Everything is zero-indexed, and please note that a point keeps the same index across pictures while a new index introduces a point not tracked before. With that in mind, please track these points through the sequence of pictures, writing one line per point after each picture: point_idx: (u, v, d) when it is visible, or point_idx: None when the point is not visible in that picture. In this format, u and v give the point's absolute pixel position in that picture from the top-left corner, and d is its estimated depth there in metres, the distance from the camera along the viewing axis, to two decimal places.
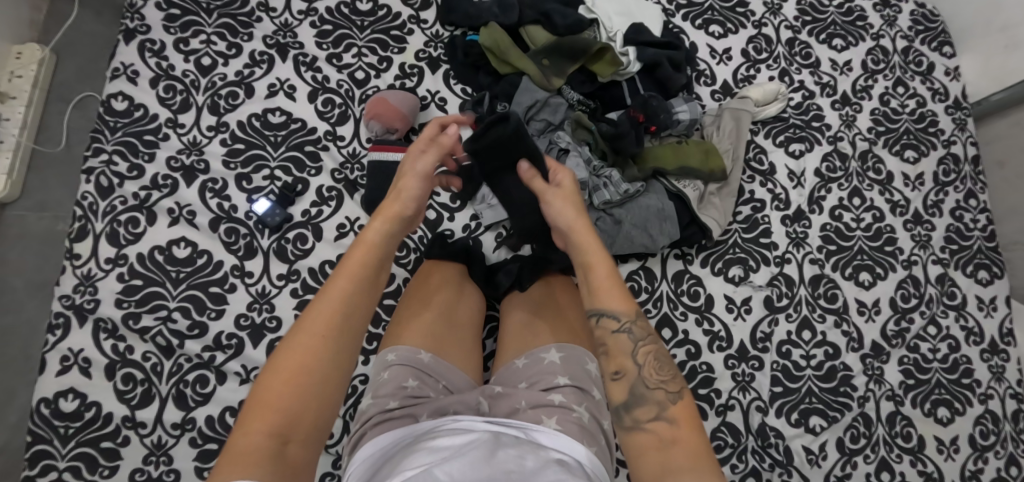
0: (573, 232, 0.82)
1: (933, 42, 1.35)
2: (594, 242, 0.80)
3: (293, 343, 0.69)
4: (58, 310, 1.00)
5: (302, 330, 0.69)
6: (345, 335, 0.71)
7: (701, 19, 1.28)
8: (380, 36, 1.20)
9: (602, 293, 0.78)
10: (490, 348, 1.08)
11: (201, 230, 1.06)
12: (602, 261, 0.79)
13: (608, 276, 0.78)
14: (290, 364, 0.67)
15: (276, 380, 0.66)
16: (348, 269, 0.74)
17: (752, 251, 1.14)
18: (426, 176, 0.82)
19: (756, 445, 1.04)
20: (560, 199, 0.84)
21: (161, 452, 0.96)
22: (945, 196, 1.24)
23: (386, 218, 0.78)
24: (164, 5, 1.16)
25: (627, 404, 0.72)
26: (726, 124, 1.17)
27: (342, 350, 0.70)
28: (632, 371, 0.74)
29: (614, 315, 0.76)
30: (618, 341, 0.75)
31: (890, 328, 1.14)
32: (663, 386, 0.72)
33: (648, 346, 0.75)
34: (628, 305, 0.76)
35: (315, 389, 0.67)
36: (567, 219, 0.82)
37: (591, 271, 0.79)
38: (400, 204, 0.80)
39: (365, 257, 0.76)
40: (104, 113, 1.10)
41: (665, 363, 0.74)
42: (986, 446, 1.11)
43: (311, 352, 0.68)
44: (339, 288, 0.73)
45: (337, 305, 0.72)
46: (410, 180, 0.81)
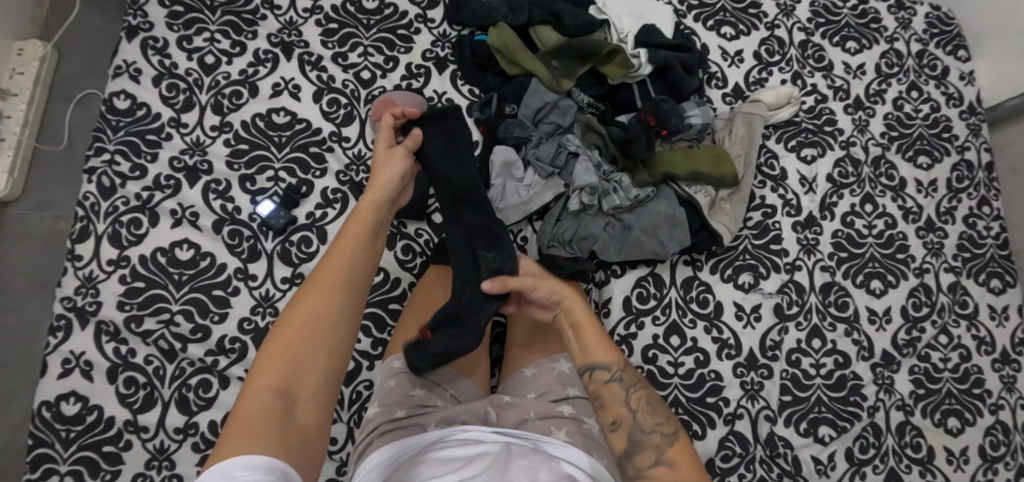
0: (563, 299, 0.82)
1: (948, 46, 1.33)
2: (584, 305, 0.82)
3: (299, 302, 0.71)
4: (59, 312, 0.99)
5: (308, 290, 0.72)
6: (348, 293, 0.73)
7: (712, 20, 1.26)
8: (387, 35, 1.18)
9: (589, 347, 0.79)
10: (495, 354, 1.05)
11: (204, 232, 1.05)
12: (589, 320, 0.81)
13: (596, 333, 0.80)
14: (294, 323, 0.68)
15: (279, 339, 0.67)
16: (349, 232, 0.78)
17: (763, 258, 1.12)
18: (406, 154, 0.86)
19: (764, 455, 1.03)
20: (543, 280, 0.82)
21: (164, 457, 0.95)
22: (958, 203, 1.22)
23: (376, 188, 0.82)
24: (167, 2, 1.14)
25: (628, 453, 0.71)
26: (737, 129, 1.15)
27: (346, 307, 0.72)
28: (627, 418, 0.74)
29: (604, 367, 0.77)
30: (611, 392, 0.76)
31: (901, 337, 1.13)
32: (659, 429, 0.73)
33: (638, 392, 0.77)
34: (615, 355, 0.79)
35: (319, 346, 0.68)
36: (553, 291, 0.82)
37: (580, 332, 0.81)
38: (387, 176, 0.83)
39: (363, 223, 0.80)
40: (106, 112, 1.08)
41: (657, 408, 0.76)
42: (996, 457, 1.09)
43: (315, 307, 0.70)
44: (343, 251, 0.76)
45: (342, 266, 0.75)
46: (394, 159, 0.85)
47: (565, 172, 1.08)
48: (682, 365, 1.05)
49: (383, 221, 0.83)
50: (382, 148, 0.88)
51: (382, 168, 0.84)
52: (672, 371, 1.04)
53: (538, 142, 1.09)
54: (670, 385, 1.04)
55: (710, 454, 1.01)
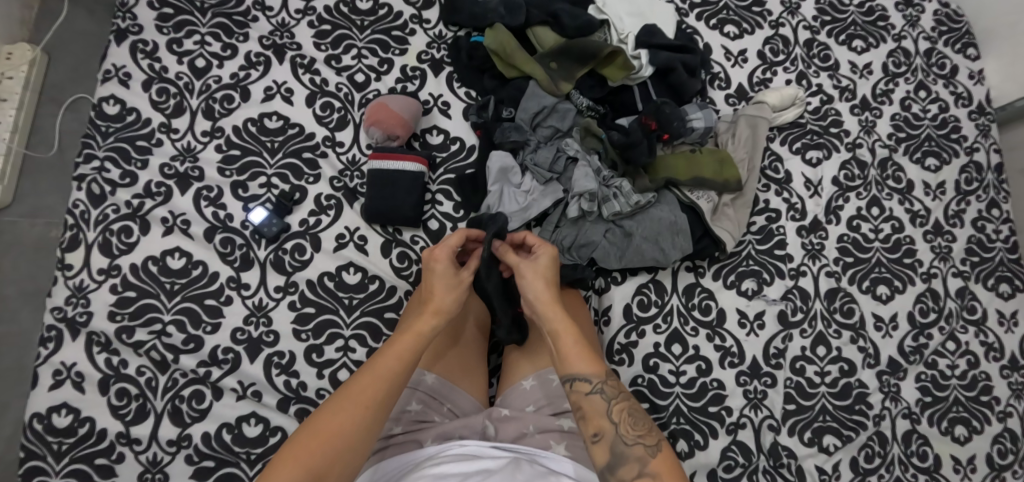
0: (540, 304, 0.82)
1: (957, 44, 1.30)
2: (560, 313, 0.81)
3: (336, 404, 0.70)
4: (50, 323, 0.96)
5: (350, 394, 0.71)
6: (383, 409, 0.73)
7: (715, 18, 1.23)
8: (381, 36, 1.15)
9: (568, 358, 0.78)
10: (495, 362, 1.02)
11: (196, 240, 1.03)
12: (569, 329, 0.80)
13: (575, 342, 0.79)
14: (325, 429, 0.68)
15: (309, 440, 0.67)
16: (396, 350, 0.76)
17: (767, 263, 1.10)
18: (469, 284, 0.84)
19: (768, 465, 1.01)
20: (531, 275, 0.84)
21: (157, 469, 0.93)
22: (967, 206, 1.19)
23: (437, 313, 0.79)
24: (157, 4, 1.12)
25: (610, 466, 0.72)
26: (742, 131, 1.12)
27: (376, 422, 0.72)
28: (609, 430, 0.74)
29: (585, 378, 0.77)
30: (592, 404, 0.76)
31: (908, 343, 1.10)
32: (641, 440, 0.73)
33: (620, 403, 0.76)
34: (595, 365, 0.78)
35: (343, 459, 0.68)
36: (532, 293, 0.83)
37: (558, 341, 0.79)
38: (449, 303, 0.80)
39: (412, 345, 0.76)
40: (96, 117, 1.06)
41: (640, 419, 0.75)
42: (1004, 466, 1.07)
43: (351, 425, 0.69)
44: (391, 366, 0.74)
45: (387, 380, 0.73)
46: (458, 286, 0.82)
47: (564, 177, 1.06)
48: (683, 374, 1.03)
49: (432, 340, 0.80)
50: (445, 271, 0.82)
51: (445, 292, 0.81)
52: (674, 380, 1.02)
53: (536, 146, 1.06)
54: (671, 394, 1.02)
55: (712, 465, 0.99)
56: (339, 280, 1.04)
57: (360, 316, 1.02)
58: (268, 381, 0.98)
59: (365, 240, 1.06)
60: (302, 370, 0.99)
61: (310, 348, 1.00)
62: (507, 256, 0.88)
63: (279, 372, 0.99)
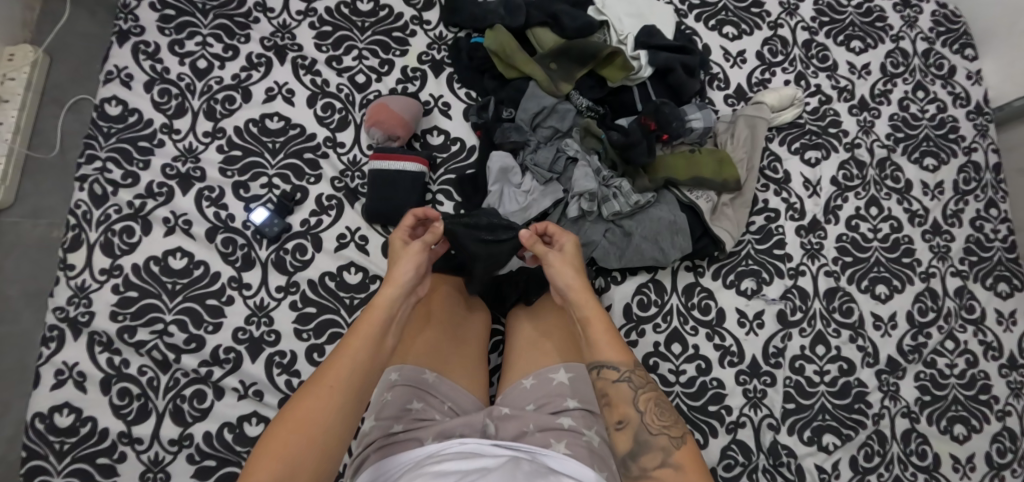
0: (573, 291, 0.83)
1: (955, 45, 1.30)
2: (593, 301, 0.82)
3: (311, 388, 0.70)
4: (52, 323, 0.97)
5: (321, 377, 0.71)
6: (357, 387, 0.71)
7: (714, 19, 1.23)
8: (382, 37, 1.16)
9: (598, 346, 0.79)
10: (495, 362, 1.02)
11: (198, 240, 1.03)
12: (599, 317, 0.81)
13: (606, 330, 0.80)
14: (301, 413, 0.67)
15: (285, 428, 0.66)
16: (360, 327, 0.75)
17: (766, 263, 1.10)
18: (421, 251, 0.84)
19: (767, 464, 1.01)
20: (559, 265, 0.84)
21: (158, 468, 0.93)
22: (965, 206, 1.20)
23: (395, 283, 0.79)
24: (158, 5, 1.13)
25: (632, 453, 0.72)
26: (741, 131, 1.13)
27: (351, 401, 0.70)
28: (634, 418, 0.75)
29: (613, 366, 0.78)
30: (619, 391, 0.77)
31: (907, 342, 1.11)
32: (666, 431, 0.73)
33: (647, 394, 0.77)
34: (624, 355, 0.79)
35: (324, 443, 0.67)
36: (566, 282, 0.83)
37: (590, 328, 0.81)
38: (405, 272, 0.81)
39: (377, 318, 0.76)
40: (98, 118, 1.06)
41: (665, 410, 0.76)
42: (1003, 464, 1.07)
43: (325, 405, 0.68)
44: (357, 342, 0.74)
45: (356, 356, 0.72)
46: (409, 255, 0.83)
47: (565, 177, 1.06)
48: (683, 373, 1.03)
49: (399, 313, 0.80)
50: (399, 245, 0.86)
51: (400, 264, 0.82)
52: (674, 379, 1.03)
53: (536, 146, 1.07)
54: (671, 393, 1.02)
55: (712, 464, 1.00)
56: (340, 280, 1.04)
57: (361, 315, 1.03)
58: (269, 380, 0.98)
59: (366, 240, 1.06)
60: (303, 369, 1.00)
61: (311, 347, 1.01)
62: (535, 247, 0.86)
63: (281, 371, 0.99)
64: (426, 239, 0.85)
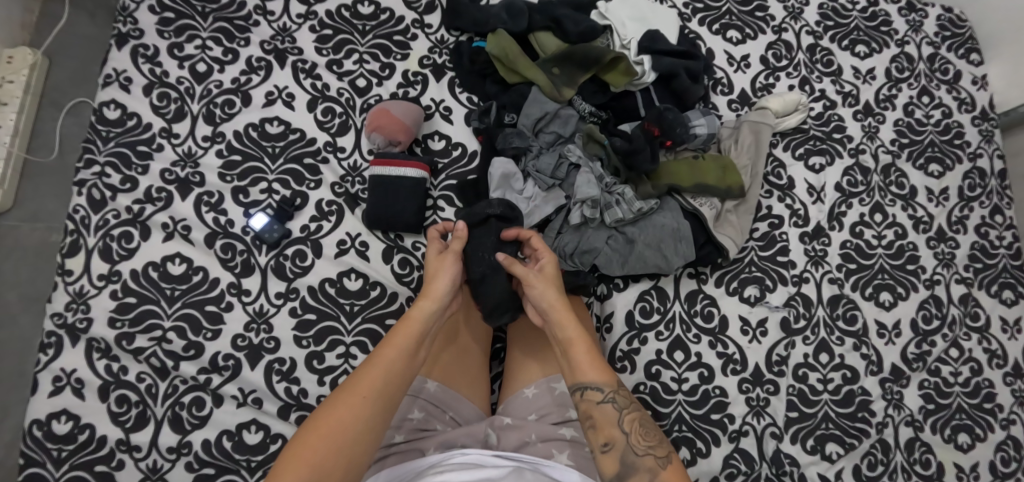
0: (552, 311, 0.82)
1: (960, 49, 1.29)
2: (574, 322, 0.81)
3: (339, 398, 0.70)
4: (50, 329, 0.96)
5: (350, 390, 0.71)
6: (385, 404, 0.72)
7: (718, 23, 1.22)
8: (383, 41, 1.15)
9: (579, 366, 0.78)
10: (495, 369, 1.01)
11: (196, 246, 1.02)
12: (581, 338, 0.80)
13: (587, 351, 0.79)
14: (327, 420, 0.68)
15: (310, 436, 0.67)
16: (391, 344, 0.75)
17: (769, 270, 1.10)
18: (457, 265, 0.84)
19: (770, 473, 1.00)
20: (541, 285, 0.83)
21: (157, 476, 0.93)
22: (970, 212, 1.19)
23: (431, 297, 0.80)
24: (158, 8, 1.12)
25: (620, 476, 0.72)
26: (745, 137, 1.12)
27: (377, 416, 0.71)
28: (620, 440, 0.74)
29: (597, 387, 0.77)
30: (604, 414, 0.76)
31: (911, 350, 1.10)
32: (652, 451, 0.73)
33: (631, 413, 0.76)
34: (607, 374, 0.78)
35: (346, 454, 0.68)
36: (545, 301, 0.82)
37: (570, 349, 0.80)
38: (443, 286, 0.81)
39: (410, 335, 0.76)
40: (96, 122, 1.05)
41: (649, 428, 0.76)
42: (1008, 473, 1.06)
43: (351, 418, 0.69)
44: (386, 359, 0.74)
45: (387, 370, 0.73)
46: (445, 268, 0.84)
47: (566, 184, 1.05)
48: (685, 381, 1.02)
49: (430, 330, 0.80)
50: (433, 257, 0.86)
51: (438, 276, 0.83)
52: (676, 387, 1.02)
53: (538, 152, 1.06)
54: (673, 401, 1.01)
55: (714, 473, 0.99)
56: (340, 286, 1.03)
57: (361, 323, 1.02)
58: (269, 388, 0.98)
59: (366, 246, 1.05)
60: (303, 376, 0.99)
61: (311, 354, 1.00)
62: (514, 268, 0.85)
63: (280, 379, 0.98)
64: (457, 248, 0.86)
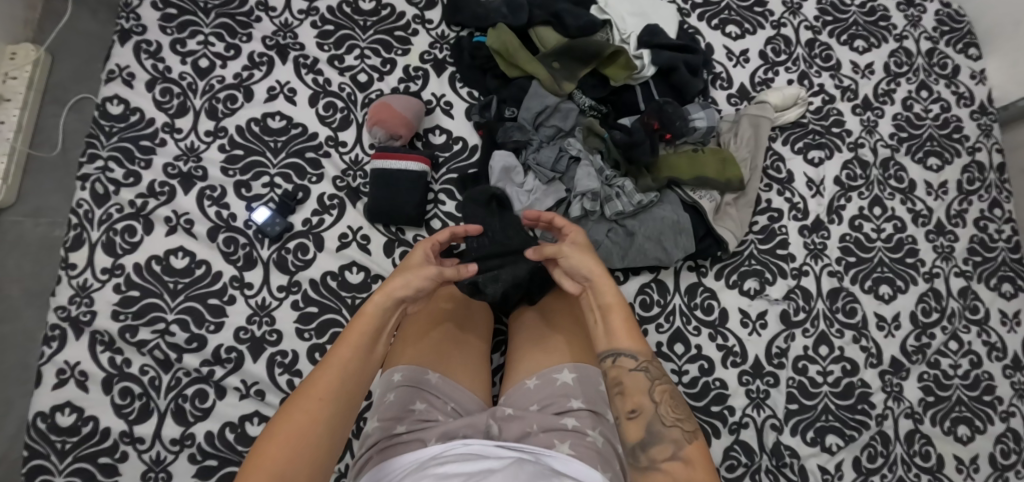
0: (595, 278, 0.82)
1: (958, 44, 1.30)
2: (613, 286, 0.81)
3: (298, 400, 0.69)
4: (54, 322, 0.97)
5: (310, 390, 0.70)
6: (347, 402, 0.71)
7: (717, 19, 1.23)
8: (384, 37, 1.16)
9: (615, 332, 0.79)
10: (496, 362, 1.04)
11: (199, 239, 1.03)
12: (619, 304, 0.80)
13: (624, 319, 0.80)
14: (286, 424, 0.67)
15: (276, 438, 0.66)
16: (348, 339, 0.75)
17: (769, 263, 1.10)
18: (429, 276, 0.81)
19: (770, 465, 1.01)
20: (579, 251, 0.84)
21: (160, 468, 0.93)
22: (969, 205, 1.19)
23: (384, 294, 0.78)
24: (160, 5, 1.13)
25: (643, 443, 0.72)
26: (745, 130, 1.13)
27: (339, 417, 0.70)
28: (648, 409, 0.75)
29: (631, 354, 0.77)
30: (634, 380, 0.76)
31: (910, 343, 1.10)
32: (679, 424, 0.73)
33: (661, 385, 0.77)
34: (642, 345, 0.79)
35: (306, 457, 0.66)
36: (586, 265, 0.83)
37: (609, 315, 0.80)
38: (402, 285, 0.79)
39: (365, 332, 0.76)
40: (99, 117, 1.06)
41: (678, 404, 0.76)
42: (1007, 465, 1.06)
43: (310, 420, 0.68)
44: (344, 355, 0.73)
45: (342, 369, 0.72)
46: (415, 273, 0.81)
47: (567, 177, 1.06)
48: (685, 374, 1.03)
49: (385, 326, 0.78)
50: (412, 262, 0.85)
51: (401, 276, 0.80)
52: (676, 379, 1.02)
53: (539, 146, 1.07)
54: None
55: (714, 465, 0.99)
56: (341, 279, 1.04)
57: None
58: (270, 380, 0.98)
59: (368, 240, 1.06)
60: (305, 369, 0.99)
61: (313, 347, 1.00)
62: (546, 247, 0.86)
63: (282, 371, 0.99)
64: (443, 268, 0.83)
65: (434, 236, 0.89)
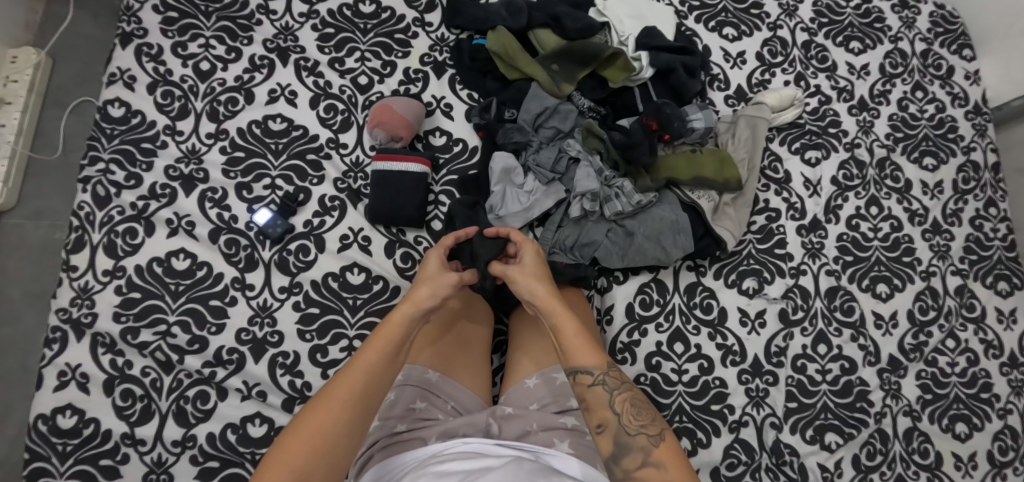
0: (538, 301, 0.83)
1: (953, 45, 1.31)
2: (560, 306, 0.82)
3: (318, 403, 0.70)
4: (55, 324, 0.97)
5: (334, 391, 0.71)
6: (369, 404, 0.72)
7: (714, 21, 1.24)
8: (384, 39, 1.17)
9: (569, 351, 0.79)
10: (496, 362, 1.04)
11: (201, 241, 1.03)
12: (569, 323, 0.81)
13: (576, 337, 0.80)
14: (308, 426, 0.68)
15: (297, 438, 0.67)
16: (376, 343, 0.76)
17: (767, 262, 1.11)
18: (453, 285, 0.83)
19: (770, 463, 1.01)
20: (522, 276, 0.86)
21: (162, 470, 0.93)
22: (965, 205, 1.20)
23: (414, 303, 0.79)
24: (161, 8, 1.13)
25: (615, 456, 0.72)
26: (742, 131, 1.14)
27: (361, 418, 0.71)
28: (613, 422, 0.75)
29: (586, 371, 0.77)
30: (595, 395, 0.76)
31: (908, 341, 1.11)
32: (644, 430, 0.73)
33: (623, 394, 0.77)
34: (598, 358, 0.78)
35: (325, 458, 0.67)
36: (534, 291, 0.84)
37: (560, 334, 0.81)
38: (429, 295, 0.81)
39: (394, 337, 0.76)
40: (101, 120, 1.07)
41: (642, 408, 0.76)
42: (1005, 463, 1.07)
43: (332, 420, 0.69)
44: (369, 360, 0.74)
45: (368, 373, 0.73)
46: (441, 282, 0.82)
47: (567, 177, 1.06)
48: (685, 372, 1.03)
49: (411, 333, 0.80)
50: (433, 269, 0.86)
51: (427, 285, 0.82)
52: (676, 378, 1.03)
53: (538, 147, 1.07)
54: (674, 392, 1.02)
55: (715, 463, 1.00)
56: (343, 280, 1.04)
57: (364, 316, 1.03)
58: (272, 381, 0.98)
59: (369, 241, 1.06)
60: (306, 369, 0.99)
61: (314, 348, 1.01)
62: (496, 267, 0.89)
63: (284, 372, 0.99)
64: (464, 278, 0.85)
65: (444, 243, 0.90)
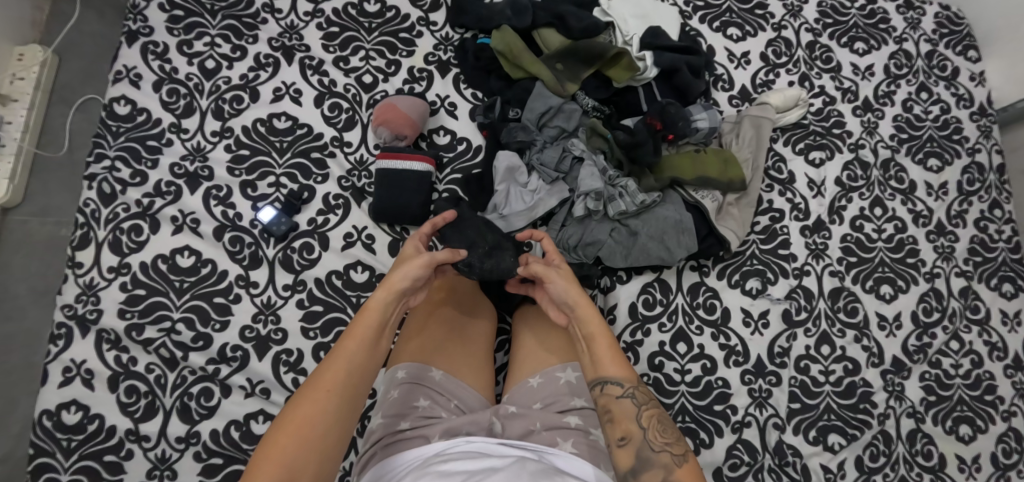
0: (577, 307, 0.83)
1: (958, 46, 1.31)
2: (596, 315, 0.82)
3: (307, 393, 0.70)
4: (60, 320, 0.97)
5: (318, 384, 0.70)
6: (354, 396, 0.72)
7: (719, 21, 1.24)
8: (389, 38, 1.17)
9: (600, 361, 0.79)
10: (500, 361, 1.04)
11: (205, 239, 1.04)
12: (603, 334, 0.80)
13: (609, 347, 0.80)
14: (297, 417, 0.68)
15: (284, 435, 0.66)
16: (356, 332, 0.75)
17: (771, 263, 1.11)
18: (427, 264, 0.82)
19: (773, 464, 1.01)
20: (563, 280, 0.85)
21: (165, 466, 0.93)
22: (969, 206, 1.20)
23: (389, 287, 0.79)
24: (167, 6, 1.14)
25: (634, 470, 0.72)
26: (746, 132, 1.14)
27: (346, 409, 0.71)
28: (637, 435, 0.74)
29: (617, 382, 0.77)
30: (622, 408, 0.76)
31: (912, 343, 1.11)
32: (668, 448, 0.73)
33: (650, 410, 0.77)
34: (628, 370, 0.78)
35: (315, 451, 0.67)
36: (570, 295, 0.83)
37: (593, 343, 0.80)
38: (403, 277, 0.80)
39: (373, 323, 0.76)
40: (107, 118, 1.07)
41: (668, 426, 0.76)
42: (1009, 465, 1.07)
43: (317, 413, 0.68)
44: (350, 349, 0.74)
45: (349, 362, 0.73)
46: (413, 263, 0.82)
47: (571, 177, 1.07)
48: (688, 372, 1.03)
49: (389, 317, 0.79)
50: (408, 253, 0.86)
51: (400, 267, 0.81)
52: (679, 378, 1.03)
53: (542, 146, 1.07)
54: (676, 392, 1.02)
55: (718, 463, 0.99)
56: (346, 279, 1.04)
57: None
58: (276, 378, 0.99)
59: (373, 239, 1.07)
60: (310, 367, 1.00)
61: (318, 346, 1.01)
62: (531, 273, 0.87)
63: (287, 370, 0.99)
64: (437, 255, 0.84)
65: (421, 232, 0.90)
